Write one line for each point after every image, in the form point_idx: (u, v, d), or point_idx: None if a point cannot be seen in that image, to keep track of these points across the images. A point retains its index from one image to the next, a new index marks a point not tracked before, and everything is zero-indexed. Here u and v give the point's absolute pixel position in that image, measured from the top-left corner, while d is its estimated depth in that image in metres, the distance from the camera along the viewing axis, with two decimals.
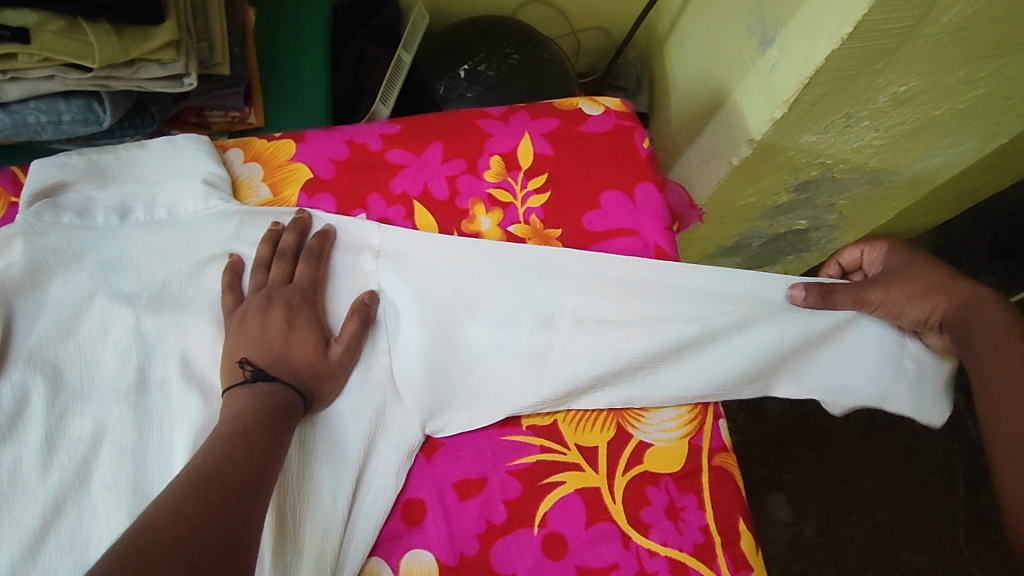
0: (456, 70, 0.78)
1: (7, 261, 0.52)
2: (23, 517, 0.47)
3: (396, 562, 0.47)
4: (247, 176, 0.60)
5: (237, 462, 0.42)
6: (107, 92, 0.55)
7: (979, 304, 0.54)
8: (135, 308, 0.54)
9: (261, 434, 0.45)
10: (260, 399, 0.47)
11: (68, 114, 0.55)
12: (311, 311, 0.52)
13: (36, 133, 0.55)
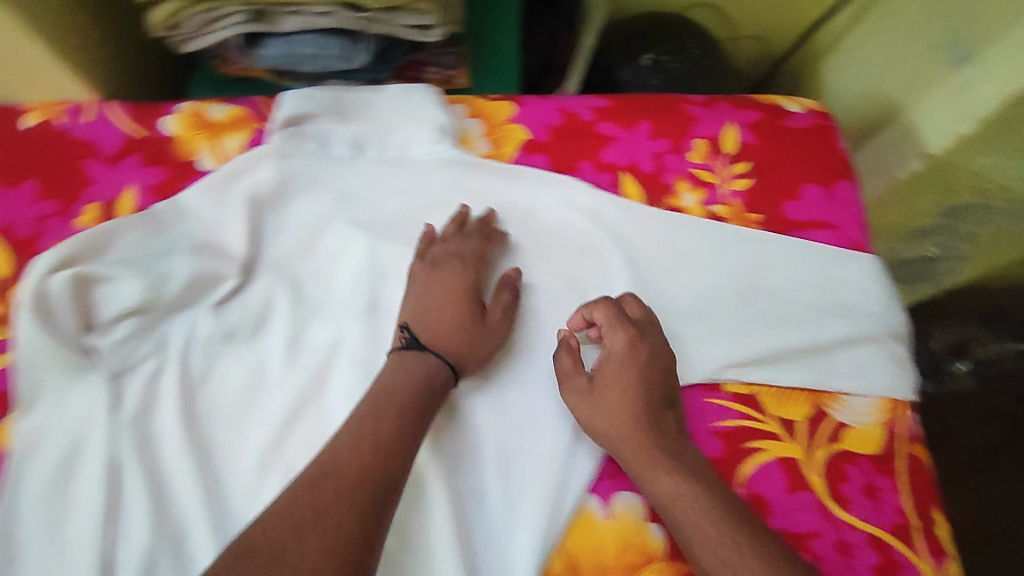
0: (640, 56, 0.78)
1: (260, 179, 0.58)
2: (271, 408, 0.52)
3: (607, 500, 0.49)
4: (467, 130, 0.62)
5: (361, 457, 0.43)
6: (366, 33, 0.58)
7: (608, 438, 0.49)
8: (371, 235, 0.58)
9: (385, 424, 0.45)
10: (401, 375, 0.48)
11: (329, 51, 0.58)
12: (466, 287, 0.54)
13: (301, 63, 0.59)
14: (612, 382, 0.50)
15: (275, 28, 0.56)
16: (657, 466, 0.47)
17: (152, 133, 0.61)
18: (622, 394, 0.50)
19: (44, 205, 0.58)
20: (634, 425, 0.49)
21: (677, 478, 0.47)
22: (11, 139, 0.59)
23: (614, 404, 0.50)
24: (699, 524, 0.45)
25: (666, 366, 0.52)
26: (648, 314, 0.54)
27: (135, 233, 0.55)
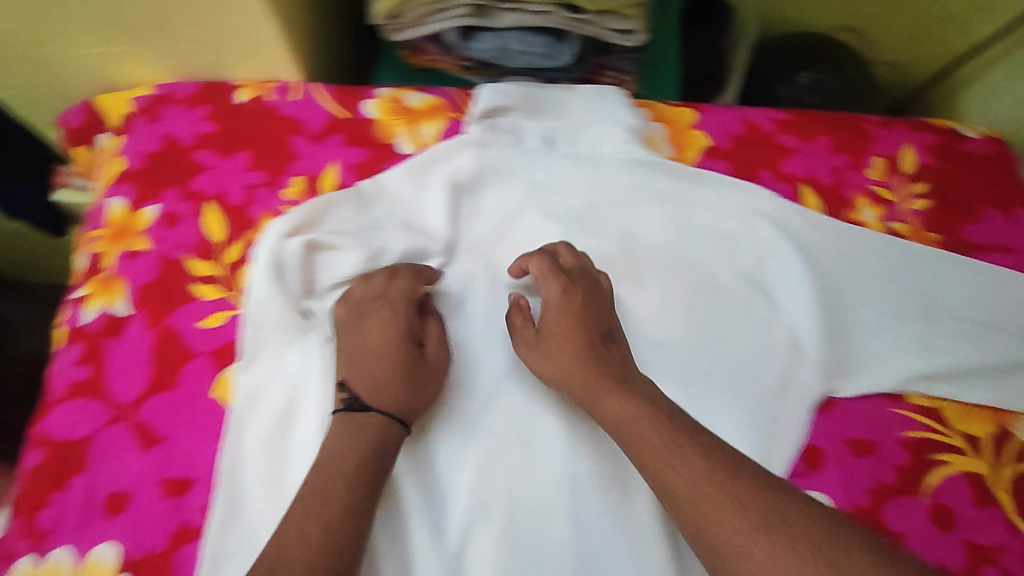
0: (797, 75, 0.81)
1: (459, 165, 0.62)
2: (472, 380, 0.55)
3: None
4: (651, 134, 0.65)
5: (327, 530, 0.43)
6: (574, 34, 0.60)
7: (580, 379, 0.51)
8: (563, 226, 0.61)
9: (337, 490, 0.45)
10: (350, 440, 0.48)
11: (535, 49, 0.60)
12: (400, 327, 0.53)
13: (507, 58, 0.61)
14: (561, 327, 0.53)
15: (491, 23, 0.59)
16: (599, 389, 0.49)
17: (356, 114, 0.64)
18: (566, 335, 0.53)
19: (255, 175, 0.61)
20: (580, 362, 0.51)
21: (629, 402, 0.48)
22: (226, 113, 0.64)
23: (559, 347, 0.52)
24: (681, 455, 0.45)
25: (601, 304, 0.55)
26: (580, 260, 0.57)
27: (342, 216, 0.59)
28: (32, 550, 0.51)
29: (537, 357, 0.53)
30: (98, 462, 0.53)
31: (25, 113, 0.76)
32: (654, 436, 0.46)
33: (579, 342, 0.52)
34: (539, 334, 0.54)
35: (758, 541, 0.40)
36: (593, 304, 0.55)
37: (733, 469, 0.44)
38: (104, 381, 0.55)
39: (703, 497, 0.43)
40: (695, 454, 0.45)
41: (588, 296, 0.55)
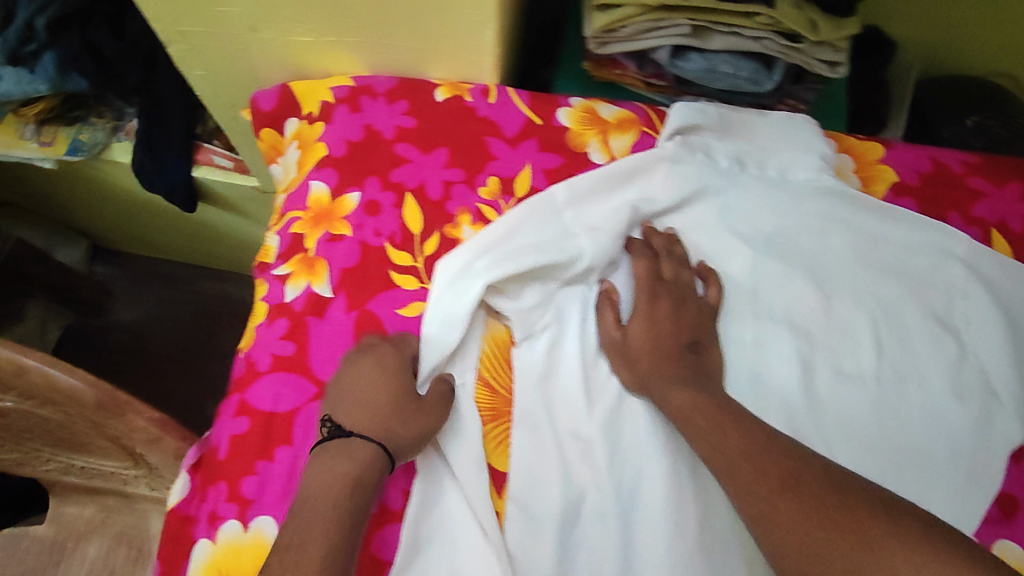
0: (963, 119, 0.81)
1: (654, 180, 0.63)
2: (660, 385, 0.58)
3: (991, 543, 0.56)
4: (841, 164, 0.66)
5: (312, 559, 0.43)
6: (782, 62, 0.61)
7: (656, 379, 0.55)
8: (753, 248, 0.62)
9: (316, 520, 0.45)
10: (331, 470, 0.48)
11: (743, 72, 0.61)
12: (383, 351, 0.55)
13: (712, 80, 0.62)
14: (642, 336, 0.57)
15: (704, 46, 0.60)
16: (675, 386, 0.54)
17: (549, 123, 0.66)
18: (651, 335, 0.57)
19: (452, 172, 0.63)
20: (672, 362, 0.56)
21: (689, 395, 0.54)
22: (424, 110, 0.66)
23: (650, 354, 0.56)
24: (738, 438, 0.51)
25: (684, 311, 0.58)
26: (677, 273, 0.60)
27: (538, 227, 0.60)
28: (237, 516, 0.53)
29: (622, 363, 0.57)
30: (301, 438, 0.54)
31: (209, 93, 0.79)
32: (709, 424, 0.52)
33: (660, 347, 0.57)
34: (622, 343, 0.58)
35: (781, 486, 0.47)
36: (671, 311, 0.58)
37: (775, 444, 0.50)
38: (307, 358, 0.57)
39: (764, 467, 0.49)
40: (744, 434, 0.51)
41: (666, 306, 0.58)
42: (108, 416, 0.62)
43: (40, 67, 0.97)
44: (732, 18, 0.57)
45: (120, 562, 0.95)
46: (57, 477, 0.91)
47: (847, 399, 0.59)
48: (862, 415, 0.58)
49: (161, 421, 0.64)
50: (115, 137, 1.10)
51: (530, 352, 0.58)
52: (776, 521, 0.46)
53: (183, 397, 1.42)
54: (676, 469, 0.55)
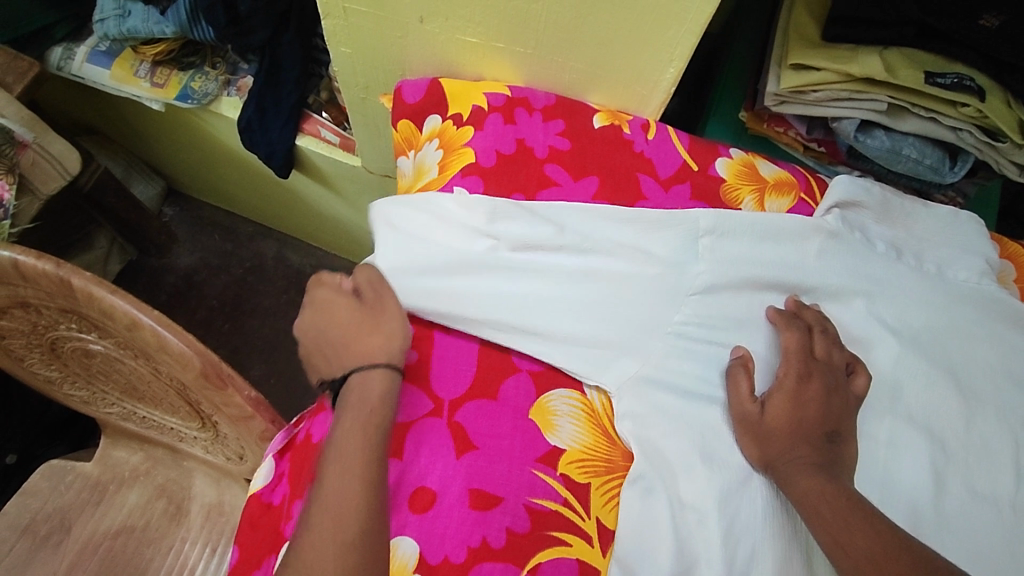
0: None
1: (807, 250, 0.60)
2: (761, 488, 0.52)
3: None
4: (1003, 271, 0.63)
5: (349, 474, 0.46)
6: (973, 155, 0.59)
7: (795, 461, 0.50)
8: (902, 342, 0.58)
9: (355, 454, 0.47)
10: (380, 388, 0.50)
11: (927, 159, 0.60)
12: (343, 294, 0.57)
13: (892, 162, 0.60)
14: (783, 413, 0.52)
15: (896, 125, 0.58)
16: (805, 468, 0.49)
17: (705, 170, 0.64)
18: (788, 411, 0.52)
19: (598, 203, 0.61)
20: (811, 448, 0.51)
21: (823, 481, 0.48)
22: (580, 135, 0.65)
23: (783, 433, 0.51)
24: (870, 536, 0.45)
25: (830, 395, 0.53)
26: (829, 354, 0.56)
27: (667, 241, 0.59)
28: None
29: (753, 445, 0.52)
30: (411, 452, 0.52)
31: (347, 71, 0.78)
32: (837, 516, 0.46)
33: (800, 429, 0.52)
34: (760, 418, 0.53)
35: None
36: (818, 397, 0.53)
37: (909, 551, 0.44)
38: (426, 370, 0.55)
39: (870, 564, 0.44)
40: (878, 540, 0.45)
41: (812, 386, 0.53)
42: (207, 387, 0.60)
43: (172, 11, 0.98)
44: (936, 102, 0.56)
45: (157, 517, 0.84)
46: (111, 422, 0.85)
47: (977, 523, 0.53)
48: (995, 542, 0.52)
49: (256, 400, 0.62)
50: (225, 90, 1.09)
51: (647, 400, 0.54)
52: None
53: (227, 352, 1.40)
54: (789, 557, 0.49)
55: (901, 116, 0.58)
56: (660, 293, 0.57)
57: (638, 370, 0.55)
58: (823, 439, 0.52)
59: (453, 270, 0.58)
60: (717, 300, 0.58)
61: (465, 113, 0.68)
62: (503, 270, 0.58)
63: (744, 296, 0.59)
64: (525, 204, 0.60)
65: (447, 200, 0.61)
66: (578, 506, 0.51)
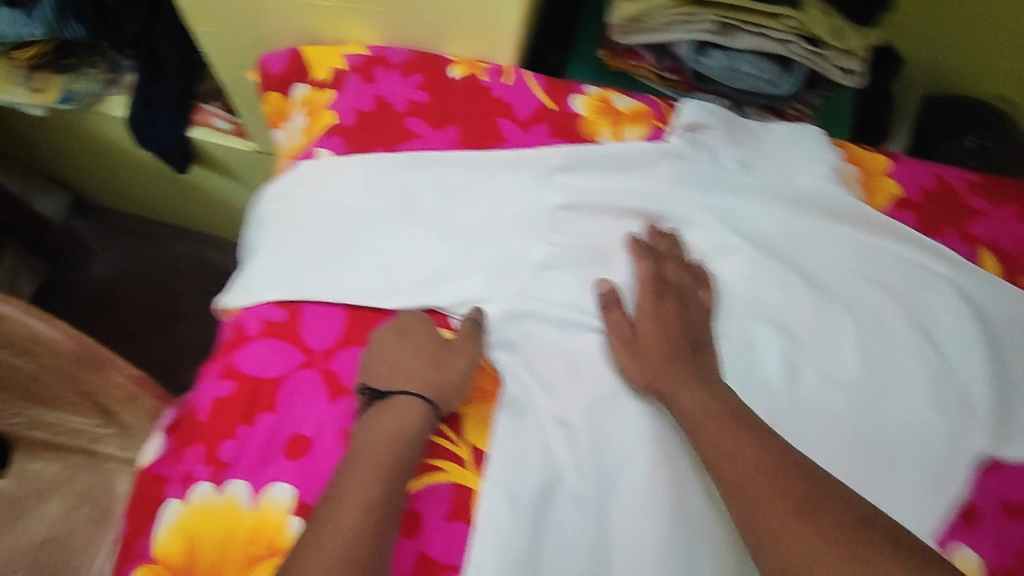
0: (964, 137, 0.83)
1: (656, 175, 0.63)
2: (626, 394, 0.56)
3: (951, 554, 0.55)
4: (847, 173, 0.66)
5: (351, 516, 0.46)
6: (805, 66, 0.62)
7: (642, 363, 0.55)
8: (754, 249, 0.61)
9: (364, 488, 0.47)
10: (408, 424, 0.51)
11: (765, 74, 0.62)
12: (425, 324, 0.55)
13: (732, 79, 0.63)
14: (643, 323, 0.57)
15: (731, 43, 0.61)
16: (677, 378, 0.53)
17: (563, 108, 0.66)
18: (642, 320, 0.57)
19: (460, 149, 0.63)
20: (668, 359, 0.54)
21: (701, 395, 0.52)
22: (440, 86, 0.66)
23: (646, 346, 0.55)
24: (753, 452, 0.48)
25: (677, 306, 0.57)
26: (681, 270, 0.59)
27: (518, 181, 0.61)
28: (211, 478, 0.52)
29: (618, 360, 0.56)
30: (285, 403, 0.54)
31: (216, 51, 0.77)
32: (713, 428, 0.50)
33: (653, 339, 0.56)
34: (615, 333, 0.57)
35: (787, 525, 0.45)
36: (672, 309, 0.57)
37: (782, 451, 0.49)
38: (296, 325, 0.56)
39: (787, 531, 0.44)
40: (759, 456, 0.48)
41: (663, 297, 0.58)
42: (85, 371, 0.60)
43: (38, 10, 0.93)
44: (760, 16, 0.59)
45: (81, 525, 0.81)
46: (13, 435, 0.82)
47: (827, 405, 0.58)
48: (840, 417, 0.58)
49: (138, 377, 0.65)
50: (110, 90, 1.07)
51: (515, 327, 0.57)
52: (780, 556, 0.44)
53: (158, 356, 1.39)
54: (646, 452, 0.55)
55: (735, 34, 0.61)
56: (523, 230, 0.60)
57: (506, 303, 0.57)
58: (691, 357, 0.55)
59: (344, 240, 0.59)
60: (575, 230, 0.61)
61: (326, 78, 0.68)
62: (363, 240, 0.59)
63: (602, 223, 0.61)
64: (386, 157, 0.62)
65: (326, 175, 0.61)
66: (450, 433, 0.55)
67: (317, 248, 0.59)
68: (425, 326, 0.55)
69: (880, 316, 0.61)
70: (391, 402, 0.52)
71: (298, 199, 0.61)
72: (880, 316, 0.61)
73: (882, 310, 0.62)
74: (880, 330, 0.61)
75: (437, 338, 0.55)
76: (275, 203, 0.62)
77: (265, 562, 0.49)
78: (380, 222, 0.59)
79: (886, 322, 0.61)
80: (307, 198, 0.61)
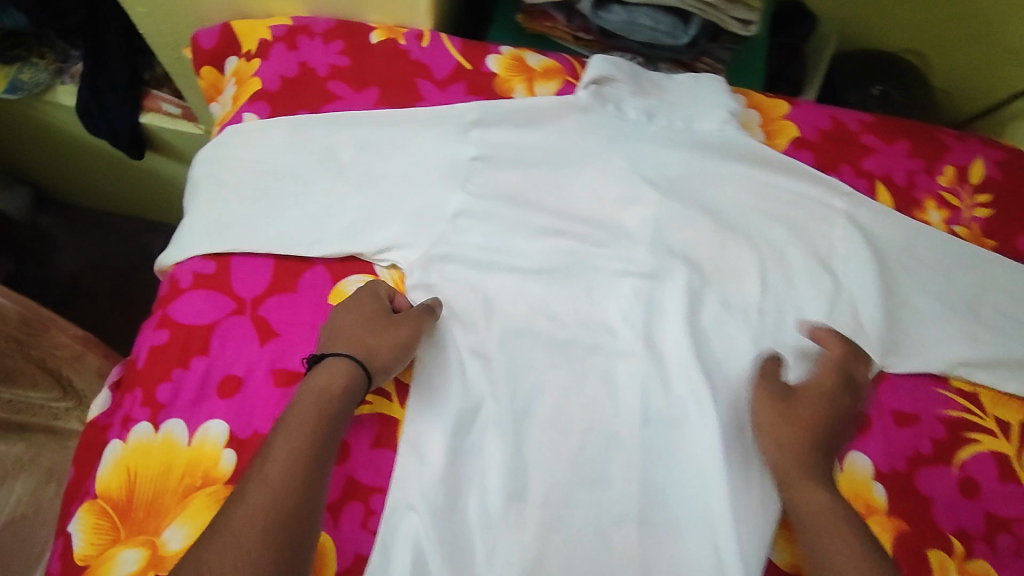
0: (870, 87, 0.89)
1: (564, 126, 0.67)
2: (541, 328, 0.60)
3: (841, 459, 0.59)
4: (748, 117, 0.70)
5: (275, 467, 0.48)
6: (700, 17, 0.66)
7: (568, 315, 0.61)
8: (658, 190, 0.66)
9: (290, 441, 0.49)
10: (338, 379, 0.53)
11: (662, 26, 0.67)
12: (376, 298, 0.58)
13: (633, 32, 0.68)
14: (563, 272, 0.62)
15: None
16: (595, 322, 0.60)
17: (478, 68, 0.70)
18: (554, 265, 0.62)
19: (380, 108, 0.67)
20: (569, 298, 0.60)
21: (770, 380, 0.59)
22: (360, 51, 0.69)
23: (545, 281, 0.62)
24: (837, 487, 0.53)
25: None
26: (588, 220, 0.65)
27: (435, 135, 0.65)
28: (149, 418, 0.55)
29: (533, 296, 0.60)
30: (217, 347, 0.57)
31: (154, 31, 0.81)
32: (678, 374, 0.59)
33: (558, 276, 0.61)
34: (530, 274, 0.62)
35: (841, 496, 0.53)
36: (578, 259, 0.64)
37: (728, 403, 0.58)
38: (227, 276, 0.60)
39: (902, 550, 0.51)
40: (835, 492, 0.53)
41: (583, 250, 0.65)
42: (31, 332, 0.64)
43: None
44: None
45: None
46: None
47: (727, 329, 0.62)
48: (739, 341, 0.62)
49: (84, 339, 0.69)
50: (59, 79, 1.09)
51: (434, 270, 0.61)
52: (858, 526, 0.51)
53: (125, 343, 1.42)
54: (557, 379, 0.59)
55: None
56: (440, 179, 0.64)
57: (424, 247, 0.61)
58: (823, 396, 0.58)
59: (275, 194, 0.63)
60: (489, 178, 0.65)
61: (253, 49, 0.72)
62: (293, 195, 0.63)
63: (516, 171, 0.65)
64: (308, 118, 0.65)
65: (255, 137, 0.65)
66: None
67: (246, 205, 0.63)
68: (377, 300, 0.57)
69: (778, 246, 0.66)
70: (322, 362, 0.54)
71: (229, 162, 0.65)
72: (779, 247, 0.66)
73: (781, 241, 0.66)
74: (776, 259, 0.65)
75: (382, 309, 0.57)
76: (207, 165, 0.66)
77: (202, 492, 0.53)
78: (311, 178, 0.64)
79: (786, 250, 0.65)
80: (237, 159, 0.65)
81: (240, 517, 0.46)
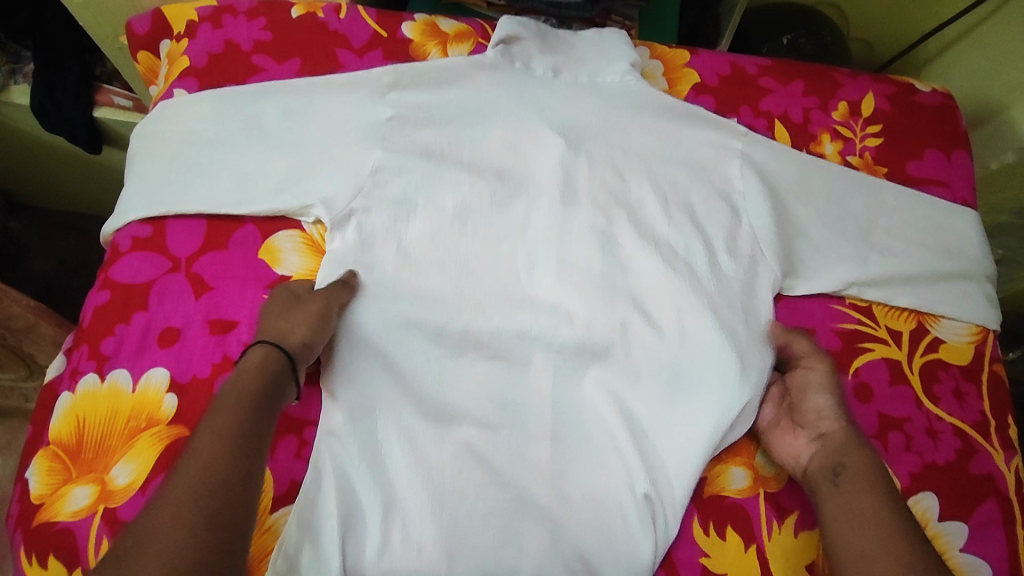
0: (782, 37, 0.96)
1: (475, 82, 0.70)
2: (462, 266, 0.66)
3: None
4: (650, 67, 0.76)
5: (206, 444, 0.48)
6: None
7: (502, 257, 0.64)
8: (565, 139, 0.70)
9: (222, 417, 0.50)
10: (262, 360, 0.55)
11: None
12: (286, 289, 0.61)
13: None
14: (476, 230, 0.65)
15: None
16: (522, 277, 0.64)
17: (394, 35, 0.74)
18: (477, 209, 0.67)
19: (302, 76, 0.71)
20: None
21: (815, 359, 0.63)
22: (281, 26, 0.74)
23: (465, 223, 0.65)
24: (860, 458, 0.57)
25: None
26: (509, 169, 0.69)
27: (351, 98, 0.68)
28: (96, 370, 0.60)
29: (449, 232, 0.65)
30: (155, 302, 0.62)
31: (92, 22, 0.85)
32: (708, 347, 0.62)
33: None
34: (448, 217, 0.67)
35: (860, 458, 0.57)
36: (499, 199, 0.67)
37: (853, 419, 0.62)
38: (163, 238, 0.65)
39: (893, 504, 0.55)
40: (863, 454, 0.57)
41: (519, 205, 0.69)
42: None
43: None
44: None
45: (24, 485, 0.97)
46: None
47: (632, 261, 0.67)
48: (643, 272, 0.67)
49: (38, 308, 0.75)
50: (12, 80, 1.12)
51: (354, 223, 0.65)
52: (868, 484, 0.55)
53: None
54: (472, 315, 0.64)
55: None
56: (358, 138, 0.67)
57: (346, 204, 0.64)
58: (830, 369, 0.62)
59: (201, 164, 0.67)
60: (409, 133, 0.68)
61: (182, 30, 0.76)
62: (218, 161, 0.67)
63: (433, 128, 0.69)
64: (235, 90, 0.69)
65: (184, 110, 0.69)
66: None
67: (177, 174, 0.67)
68: (286, 292, 0.61)
69: (681, 184, 0.70)
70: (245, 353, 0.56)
71: (161, 135, 0.69)
72: (683, 186, 0.70)
73: (684, 179, 0.70)
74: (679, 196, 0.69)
75: (293, 297, 0.60)
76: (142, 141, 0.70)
77: (146, 433, 0.57)
78: (229, 147, 0.67)
79: (688, 189, 0.70)
80: (168, 133, 0.69)
81: (177, 489, 0.46)
